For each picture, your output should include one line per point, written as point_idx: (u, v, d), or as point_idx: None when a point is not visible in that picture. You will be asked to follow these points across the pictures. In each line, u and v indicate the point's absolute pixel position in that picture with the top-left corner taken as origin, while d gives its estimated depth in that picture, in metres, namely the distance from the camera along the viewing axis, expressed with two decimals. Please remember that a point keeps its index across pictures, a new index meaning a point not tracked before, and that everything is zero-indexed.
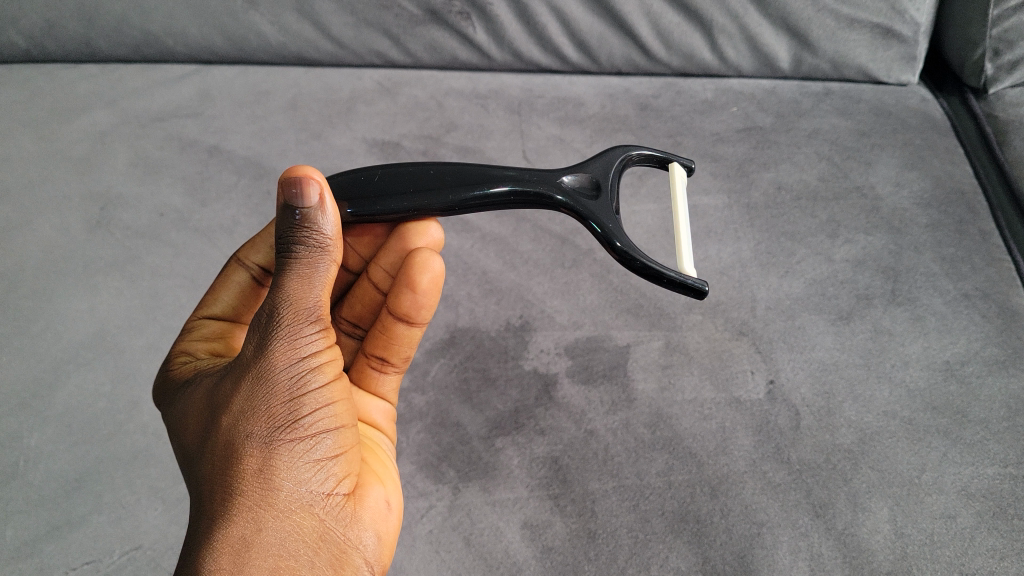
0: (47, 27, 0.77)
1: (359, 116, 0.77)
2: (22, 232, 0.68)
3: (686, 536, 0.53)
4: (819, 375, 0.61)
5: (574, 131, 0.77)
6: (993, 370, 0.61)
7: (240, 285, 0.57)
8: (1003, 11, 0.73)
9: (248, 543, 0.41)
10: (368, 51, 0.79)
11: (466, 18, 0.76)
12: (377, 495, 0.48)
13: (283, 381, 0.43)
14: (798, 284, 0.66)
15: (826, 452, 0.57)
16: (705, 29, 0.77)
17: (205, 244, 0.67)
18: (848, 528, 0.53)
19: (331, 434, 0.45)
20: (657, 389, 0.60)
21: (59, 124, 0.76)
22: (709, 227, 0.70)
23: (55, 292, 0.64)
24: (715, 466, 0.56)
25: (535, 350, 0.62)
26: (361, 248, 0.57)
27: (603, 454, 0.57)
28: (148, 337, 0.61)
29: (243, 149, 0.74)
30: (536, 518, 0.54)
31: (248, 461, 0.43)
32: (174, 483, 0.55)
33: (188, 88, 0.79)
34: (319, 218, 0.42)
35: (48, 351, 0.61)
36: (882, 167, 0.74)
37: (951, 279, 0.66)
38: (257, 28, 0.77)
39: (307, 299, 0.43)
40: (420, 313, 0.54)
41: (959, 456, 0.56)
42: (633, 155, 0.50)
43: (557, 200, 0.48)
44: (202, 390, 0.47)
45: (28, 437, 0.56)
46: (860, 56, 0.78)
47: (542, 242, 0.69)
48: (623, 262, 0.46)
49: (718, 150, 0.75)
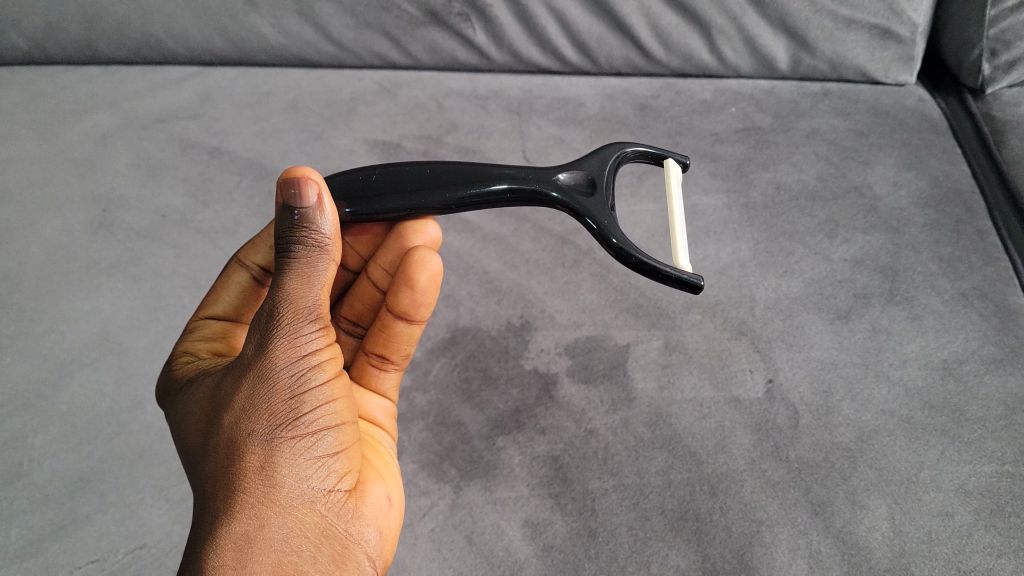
0: (48, 29, 0.77)
1: (359, 117, 0.77)
2: (25, 234, 0.68)
3: (685, 534, 0.54)
4: (818, 374, 0.61)
5: (574, 131, 0.77)
6: (991, 369, 0.61)
7: (241, 285, 0.57)
8: (1000, 12, 0.74)
9: (250, 539, 0.42)
10: (368, 52, 0.79)
11: (466, 19, 0.76)
12: (379, 491, 0.49)
13: (284, 379, 0.43)
14: (796, 283, 0.66)
15: (824, 451, 0.57)
16: (704, 30, 0.77)
17: (206, 245, 0.68)
18: (847, 526, 0.54)
19: (332, 431, 0.45)
20: (656, 388, 0.60)
21: (61, 125, 0.77)
22: (708, 227, 0.70)
23: (57, 294, 0.64)
24: (714, 465, 0.57)
25: (535, 350, 0.63)
26: (360, 247, 0.57)
27: (603, 453, 0.57)
28: (151, 338, 0.62)
29: (244, 150, 0.75)
30: (537, 517, 0.55)
31: (250, 458, 0.43)
32: (177, 483, 0.55)
33: (189, 89, 0.79)
34: (317, 219, 0.43)
35: (51, 352, 0.61)
36: (880, 166, 0.75)
37: (949, 278, 0.67)
38: (257, 30, 0.77)
39: (307, 298, 0.44)
40: (419, 310, 0.54)
41: (957, 455, 0.57)
42: (628, 152, 0.51)
43: (552, 197, 0.48)
44: (203, 389, 0.47)
45: (33, 437, 0.57)
46: (858, 57, 0.79)
47: (543, 242, 0.70)
48: (618, 258, 0.46)
49: (717, 150, 0.76)
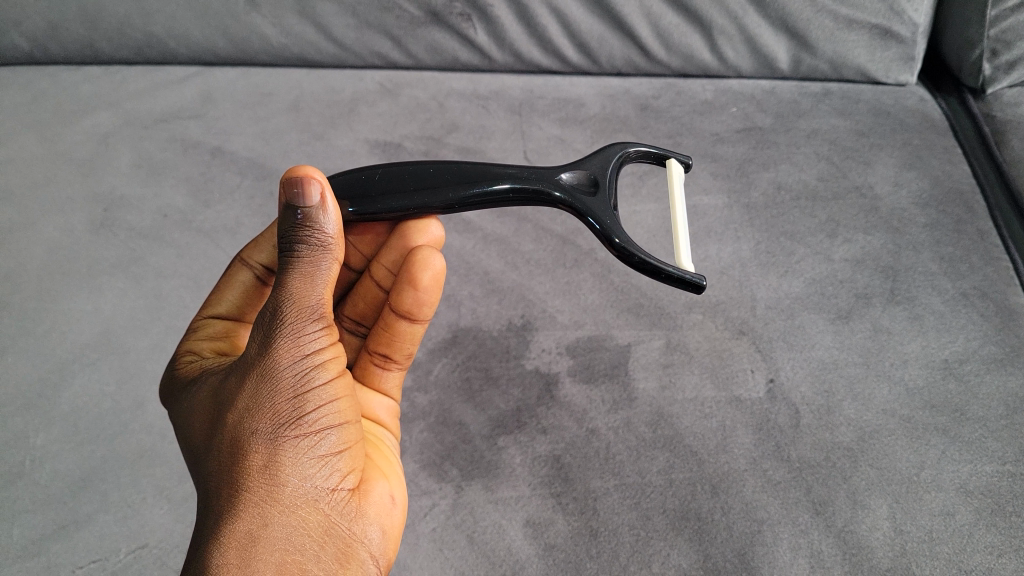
0: (50, 29, 0.77)
1: (361, 117, 0.77)
2: (27, 234, 0.68)
3: (686, 534, 0.54)
4: (819, 373, 0.61)
5: (575, 132, 0.77)
6: (991, 368, 0.61)
7: (245, 284, 0.57)
8: (1001, 12, 0.74)
9: (254, 538, 0.42)
10: (369, 52, 0.79)
11: (467, 20, 0.76)
12: (382, 490, 0.49)
13: (287, 378, 0.43)
14: (797, 283, 0.66)
15: (825, 450, 0.57)
16: (705, 30, 0.77)
17: (208, 245, 0.68)
18: (848, 526, 0.54)
19: (335, 430, 0.45)
20: (657, 388, 0.61)
21: (63, 125, 0.77)
22: (709, 227, 0.70)
23: (59, 294, 0.64)
24: (716, 465, 0.57)
25: (536, 350, 0.63)
26: (363, 246, 0.57)
27: (604, 453, 0.57)
28: (153, 337, 0.62)
29: (246, 150, 0.75)
30: (538, 517, 0.55)
31: (254, 457, 0.43)
32: (179, 483, 0.55)
33: (190, 89, 0.79)
34: (320, 218, 0.43)
35: (53, 352, 0.61)
36: (881, 166, 0.75)
37: (950, 278, 0.67)
38: (258, 30, 0.77)
39: (310, 298, 0.44)
40: (422, 310, 0.54)
41: (958, 454, 0.57)
42: (630, 151, 0.51)
43: (555, 196, 0.48)
44: (207, 388, 0.47)
45: (34, 437, 0.57)
46: (859, 57, 0.79)
47: (544, 241, 0.70)
48: (621, 258, 0.46)
49: (718, 151, 0.76)
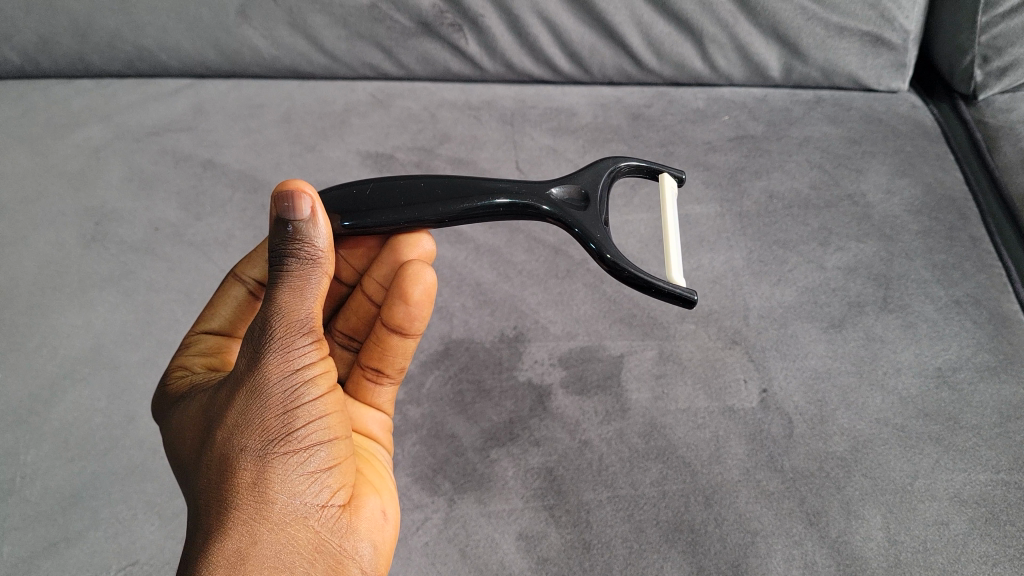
0: (41, 43, 0.77)
1: (353, 128, 0.77)
2: (18, 249, 0.68)
3: (680, 546, 0.54)
4: (813, 383, 0.61)
5: (567, 141, 0.77)
6: (984, 377, 0.61)
7: (237, 299, 0.57)
8: (992, 18, 0.74)
9: (242, 556, 0.42)
10: (360, 64, 0.80)
11: (458, 30, 0.76)
12: (374, 505, 0.48)
13: (276, 394, 0.43)
14: (790, 291, 0.66)
15: (818, 460, 0.57)
16: (695, 39, 0.77)
17: (199, 257, 0.68)
18: (842, 537, 0.54)
19: (326, 446, 0.45)
20: (650, 399, 0.60)
21: (54, 139, 0.77)
22: (700, 236, 0.70)
23: (48, 310, 0.64)
24: (709, 475, 0.57)
25: (530, 360, 0.62)
26: (354, 260, 0.57)
27: (597, 464, 0.57)
28: (143, 352, 0.62)
29: (237, 163, 0.75)
30: (531, 530, 0.54)
31: (243, 475, 0.43)
32: (170, 498, 0.55)
33: (182, 102, 0.79)
34: (309, 231, 0.43)
35: (43, 367, 0.61)
36: (872, 174, 0.75)
37: (942, 285, 0.67)
38: (250, 42, 0.77)
39: (300, 311, 0.44)
40: (414, 324, 0.54)
41: (952, 463, 0.57)
42: (622, 166, 0.51)
43: (543, 209, 0.48)
44: (197, 404, 0.47)
45: (24, 454, 0.57)
46: (850, 64, 0.79)
47: (536, 252, 0.70)
48: (612, 272, 0.46)
49: (709, 159, 0.76)
